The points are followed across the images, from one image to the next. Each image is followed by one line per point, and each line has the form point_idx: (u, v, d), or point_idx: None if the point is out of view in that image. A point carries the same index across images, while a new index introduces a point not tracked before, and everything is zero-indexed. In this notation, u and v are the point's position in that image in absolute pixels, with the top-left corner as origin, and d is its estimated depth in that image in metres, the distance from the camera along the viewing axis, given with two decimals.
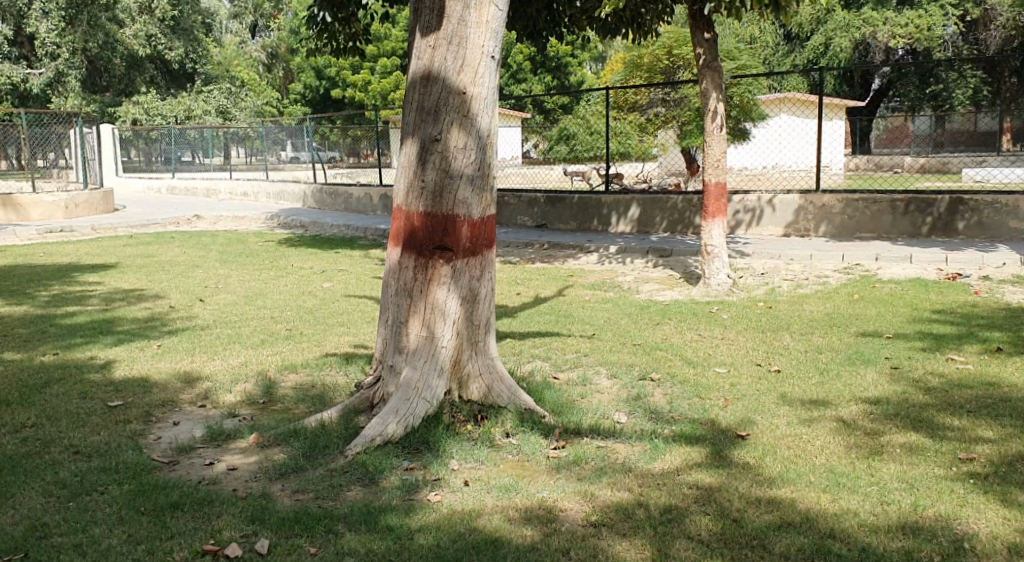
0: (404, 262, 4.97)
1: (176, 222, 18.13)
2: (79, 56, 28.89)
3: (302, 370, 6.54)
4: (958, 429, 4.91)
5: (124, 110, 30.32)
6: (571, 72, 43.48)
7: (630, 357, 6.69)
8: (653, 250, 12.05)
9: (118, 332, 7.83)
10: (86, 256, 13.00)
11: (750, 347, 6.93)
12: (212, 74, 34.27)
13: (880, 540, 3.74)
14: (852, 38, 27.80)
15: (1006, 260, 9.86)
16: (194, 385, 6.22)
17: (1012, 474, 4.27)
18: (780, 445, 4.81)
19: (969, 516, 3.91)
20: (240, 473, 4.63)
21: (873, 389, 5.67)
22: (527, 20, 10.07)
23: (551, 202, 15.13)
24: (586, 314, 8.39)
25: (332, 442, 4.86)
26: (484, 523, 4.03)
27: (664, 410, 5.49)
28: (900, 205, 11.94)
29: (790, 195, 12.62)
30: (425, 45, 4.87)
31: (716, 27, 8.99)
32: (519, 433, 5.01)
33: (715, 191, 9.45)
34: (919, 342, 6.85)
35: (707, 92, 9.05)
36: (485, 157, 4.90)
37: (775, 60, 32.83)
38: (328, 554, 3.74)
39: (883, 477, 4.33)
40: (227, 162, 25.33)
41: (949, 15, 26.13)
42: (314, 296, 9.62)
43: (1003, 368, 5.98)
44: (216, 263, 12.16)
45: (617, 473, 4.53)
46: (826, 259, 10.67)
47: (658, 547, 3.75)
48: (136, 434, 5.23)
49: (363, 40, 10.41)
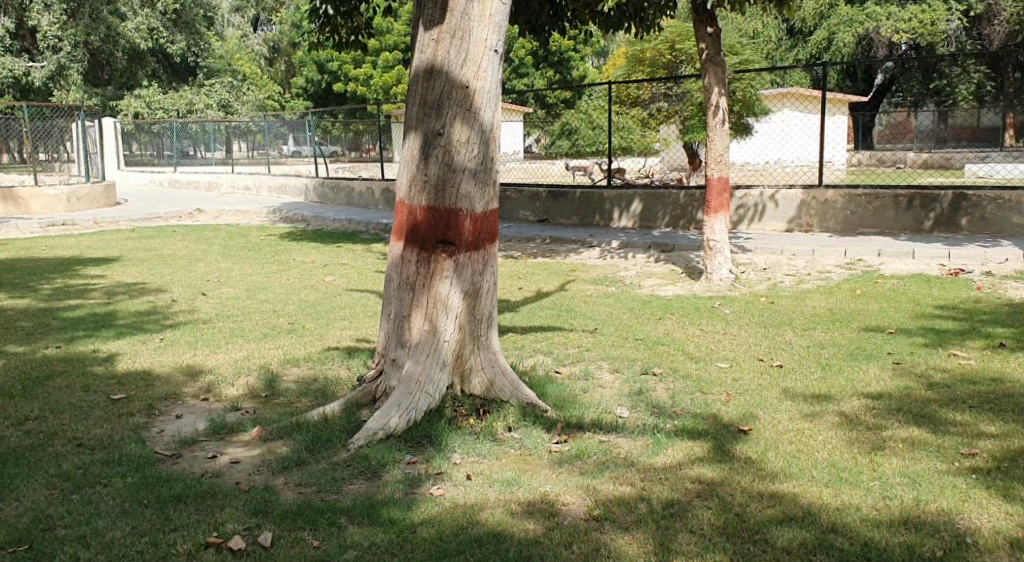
0: (407, 256, 4.97)
1: (179, 217, 18.12)
2: (81, 50, 29.19)
3: (304, 364, 6.54)
4: (961, 424, 4.91)
5: (124, 104, 30.24)
6: (574, 67, 43.63)
7: (632, 352, 6.69)
8: (655, 246, 12.09)
9: (118, 325, 7.82)
10: (88, 251, 12.96)
11: (752, 341, 6.93)
12: (214, 68, 34.18)
13: (882, 534, 3.75)
14: (855, 33, 27.56)
15: (1008, 255, 9.89)
16: (196, 378, 6.22)
17: (1014, 470, 4.27)
18: (783, 441, 4.80)
19: (971, 511, 3.90)
20: (243, 466, 4.64)
21: (875, 384, 5.68)
22: (530, 15, 9.88)
23: (553, 197, 15.12)
24: (589, 309, 8.38)
25: (335, 436, 4.86)
26: (486, 517, 4.03)
27: (666, 405, 5.49)
28: (902, 201, 11.91)
29: (793, 191, 12.60)
30: (428, 39, 4.86)
31: (719, 21, 8.91)
32: (521, 427, 5.03)
33: (717, 186, 9.42)
34: (921, 337, 6.84)
35: (711, 87, 8.98)
36: (488, 151, 4.91)
37: (778, 55, 32.88)
38: (331, 548, 3.74)
39: (885, 473, 4.33)
40: (229, 156, 25.39)
41: (953, 10, 26.09)
42: (316, 290, 9.61)
43: (1006, 364, 5.96)
44: (218, 257, 12.16)
45: (620, 467, 4.54)
46: (827, 255, 10.63)
47: (660, 542, 3.75)
48: (138, 427, 5.23)
49: (365, 34, 10.36)
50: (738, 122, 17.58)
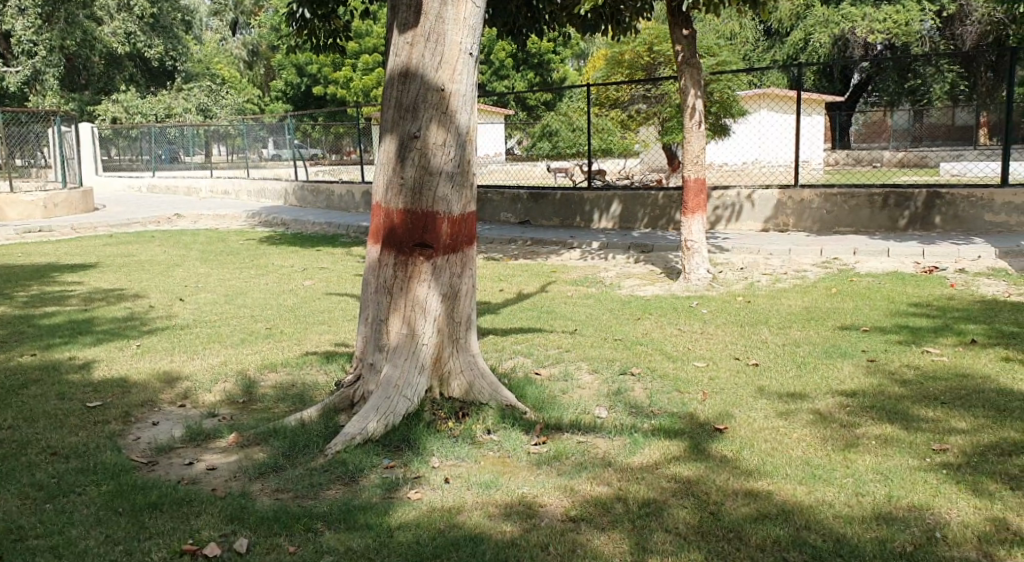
0: (384, 260, 4.98)
1: (158, 222, 18.01)
2: (57, 54, 28.65)
3: (281, 369, 6.52)
4: (933, 420, 4.97)
5: (102, 108, 30.02)
6: (554, 68, 43.76)
7: (612, 352, 6.73)
8: (635, 246, 12.15)
9: (96, 332, 7.78)
10: (65, 257, 12.87)
11: (729, 340, 6.99)
12: (192, 72, 33.97)
13: (855, 530, 3.79)
14: (832, 33, 27.76)
15: (981, 252, 9.99)
16: (173, 384, 6.20)
17: (984, 464, 4.33)
18: (758, 439, 4.84)
19: (942, 506, 3.95)
20: (219, 473, 4.63)
21: (849, 382, 5.73)
22: (508, 16, 9.85)
23: (534, 199, 15.15)
24: (569, 310, 8.42)
25: (312, 441, 4.86)
26: (463, 520, 4.05)
27: (645, 404, 5.53)
28: (877, 199, 12.02)
29: (769, 191, 12.70)
30: (403, 42, 4.88)
31: (695, 23, 8.97)
32: (500, 430, 5.04)
33: (695, 187, 9.48)
34: (895, 335, 6.91)
35: (686, 88, 9.05)
36: (465, 153, 4.92)
37: (755, 56, 33.16)
38: (307, 553, 3.74)
39: (858, 469, 4.37)
40: (209, 160, 25.23)
41: (926, 11, 26.42)
42: (295, 294, 9.60)
43: (976, 361, 6.04)
44: (196, 262, 12.10)
45: (598, 467, 4.56)
46: (804, 254, 10.71)
47: (636, 541, 3.78)
48: (114, 434, 5.21)
49: (343, 36, 10.32)
50: (716, 123, 17.73)
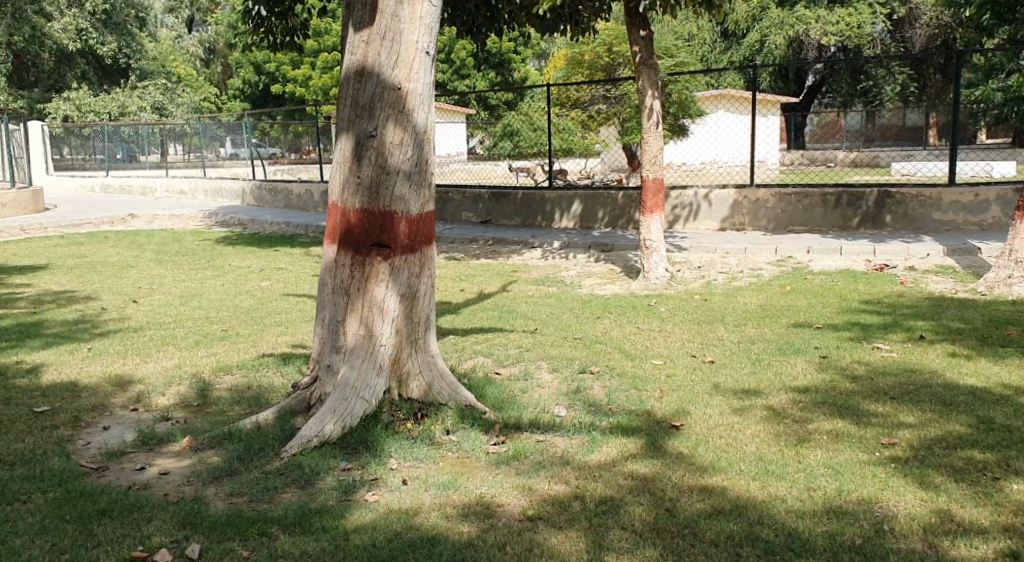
0: (340, 260, 4.95)
1: (111, 222, 17.70)
2: (5, 51, 28.00)
3: (237, 371, 6.45)
4: (883, 415, 5.06)
5: (53, 106, 29.40)
6: (515, 68, 43.84)
7: (570, 351, 6.76)
8: (595, 246, 12.22)
9: (46, 335, 7.63)
10: (14, 258, 12.59)
11: (686, 338, 7.06)
12: (146, 70, 33.40)
13: (806, 525, 3.85)
14: (787, 35, 28.16)
15: (931, 250, 10.21)
16: (125, 388, 6.09)
17: (930, 457, 4.43)
18: (713, 435, 4.90)
19: (890, 499, 4.04)
20: (172, 477, 4.57)
21: (802, 378, 5.82)
22: (466, 16, 9.83)
23: (495, 199, 15.16)
24: (528, 309, 8.44)
25: (268, 444, 4.81)
26: (420, 521, 4.04)
27: (602, 402, 5.56)
28: (830, 199, 12.23)
29: (726, 191, 12.85)
30: (358, 40, 4.85)
31: (652, 24, 9.04)
32: (459, 430, 5.04)
33: (653, 187, 9.56)
34: (847, 331, 7.04)
35: (644, 89, 9.11)
36: (422, 152, 4.91)
37: (712, 57, 33.51)
38: (261, 557, 3.71)
39: (810, 464, 4.45)
40: (164, 159, 24.83)
41: (877, 14, 26.94)
42: (252, 295, 9.50)
43: (924, 356, 6.17)
44: (150, 263, 11.91)
45: (555, 466, 4.58)
46: (759, 253, 10.85)
47: (592, 539, 3.81)
48: (63, 440, 5.11)
49: (300, 34, 10.23)
50: (675, 123, 17.89)
